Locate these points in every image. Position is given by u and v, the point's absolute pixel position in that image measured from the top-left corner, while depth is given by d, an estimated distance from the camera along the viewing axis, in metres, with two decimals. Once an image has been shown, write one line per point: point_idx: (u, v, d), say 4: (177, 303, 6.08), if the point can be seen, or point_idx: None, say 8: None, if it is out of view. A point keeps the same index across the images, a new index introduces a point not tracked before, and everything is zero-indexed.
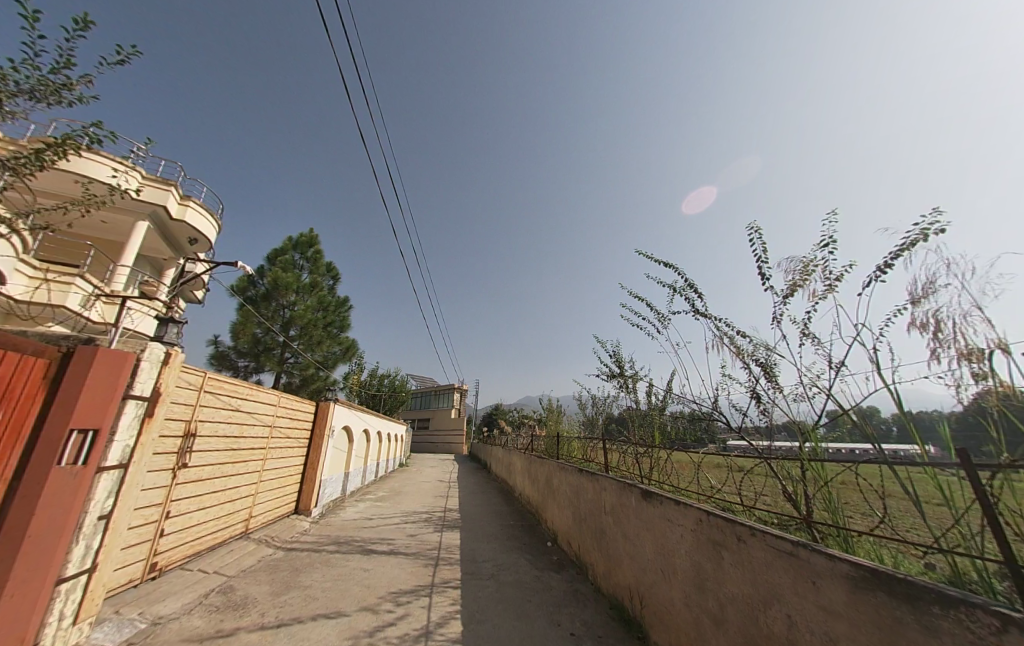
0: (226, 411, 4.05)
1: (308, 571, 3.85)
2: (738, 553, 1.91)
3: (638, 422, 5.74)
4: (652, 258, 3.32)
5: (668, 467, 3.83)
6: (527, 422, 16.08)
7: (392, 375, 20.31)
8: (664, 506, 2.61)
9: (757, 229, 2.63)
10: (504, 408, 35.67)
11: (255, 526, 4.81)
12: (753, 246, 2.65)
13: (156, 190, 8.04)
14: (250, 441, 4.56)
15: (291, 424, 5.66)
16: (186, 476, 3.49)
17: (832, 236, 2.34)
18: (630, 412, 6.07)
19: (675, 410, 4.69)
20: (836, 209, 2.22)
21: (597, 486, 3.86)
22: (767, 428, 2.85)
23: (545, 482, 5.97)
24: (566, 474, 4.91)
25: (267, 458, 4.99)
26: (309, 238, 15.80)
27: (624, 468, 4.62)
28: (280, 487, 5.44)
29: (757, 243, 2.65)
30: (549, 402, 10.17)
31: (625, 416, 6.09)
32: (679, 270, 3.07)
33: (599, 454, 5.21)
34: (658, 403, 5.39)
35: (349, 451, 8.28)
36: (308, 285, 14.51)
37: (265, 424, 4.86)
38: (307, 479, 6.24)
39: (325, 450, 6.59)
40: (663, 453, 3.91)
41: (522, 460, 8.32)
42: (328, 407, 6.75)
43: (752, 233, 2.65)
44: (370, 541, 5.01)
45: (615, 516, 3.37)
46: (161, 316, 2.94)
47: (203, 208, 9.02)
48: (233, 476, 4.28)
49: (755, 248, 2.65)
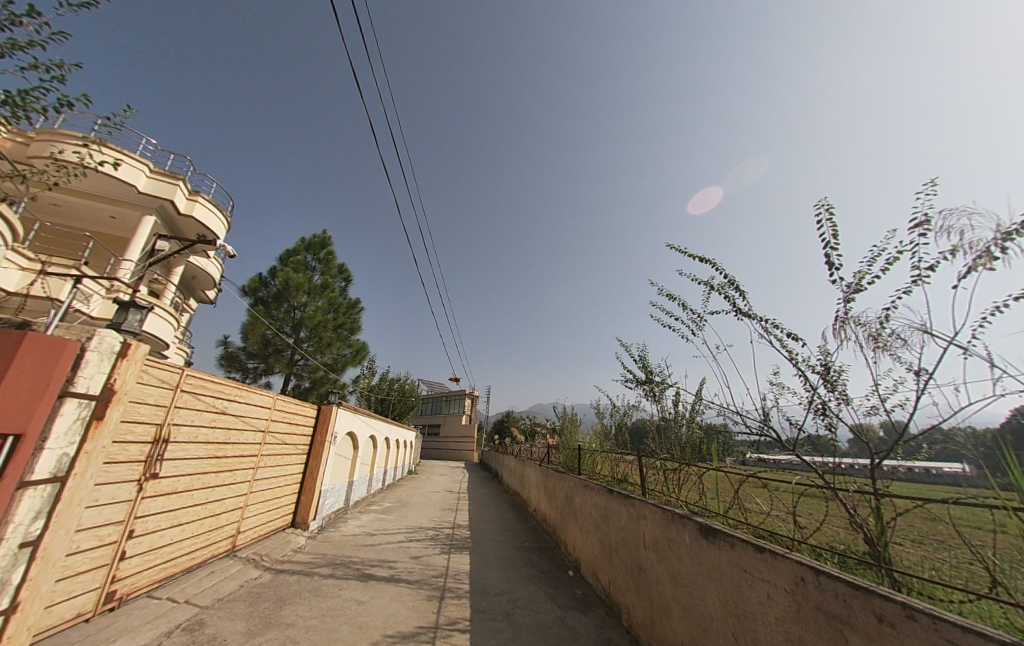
0: (210, 414, 3.60)
1: (293, 603, 3.31)
2: (880, 641, 1.30)
3: (659, 434, 5.11)
4: (687, 253, 3.29)
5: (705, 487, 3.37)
6: (541, 431, 15.38)
7: (402, 379, 19.92)
8: (736, 551, 2.00)
9: (827, 208, 2.46)
10: (515, 415, 34.92)
11: (243, 543, 4.33)
12: (820, 229, 2.51)
13: (164, 184, 7.83)
14: (239, 448, 4.10)
15: (288, 429, 5.18)
16: (155, 489, 3.02)
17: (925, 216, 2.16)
18: (650, 422, 5.45)
19: (709, 422, 4.15)
20: (934, 180, 2.08)
21: (632, 512, 3.25)
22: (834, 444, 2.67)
23: (565, 500, 5.36)
24: (591, 493, 4.33)
25: (258, 467, 4.52)
26: (322, 239, 15.58)
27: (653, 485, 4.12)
28: (274, 499, 4.96)
29: (825, 226, 2.48)
30: (563, 410, 9.54)
31: (646, 425, 5.50)
32: (720, 268, 3.04)
33: (626, 468, 4.63)
34: (686, 413, 4.79)
35: (354, 458, 7.81)
36: (319, 286, 14.25)
37: (256, 429, 4.40)
38: (306, 490, 5.76)
39: (326, 457, 6.11)
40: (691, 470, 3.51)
41: (537, 473, 7.71)
42: (330, 411, 6.25)
43: (819, 213, 2.51)
44: (369, 563, 4.46)
45: (658, 553, 2.76)
46: (120, 300, 2.49)
47: (211, 204, 8.78)
48: (216, 488, 3.80)
49: (821, 230, 2.50)
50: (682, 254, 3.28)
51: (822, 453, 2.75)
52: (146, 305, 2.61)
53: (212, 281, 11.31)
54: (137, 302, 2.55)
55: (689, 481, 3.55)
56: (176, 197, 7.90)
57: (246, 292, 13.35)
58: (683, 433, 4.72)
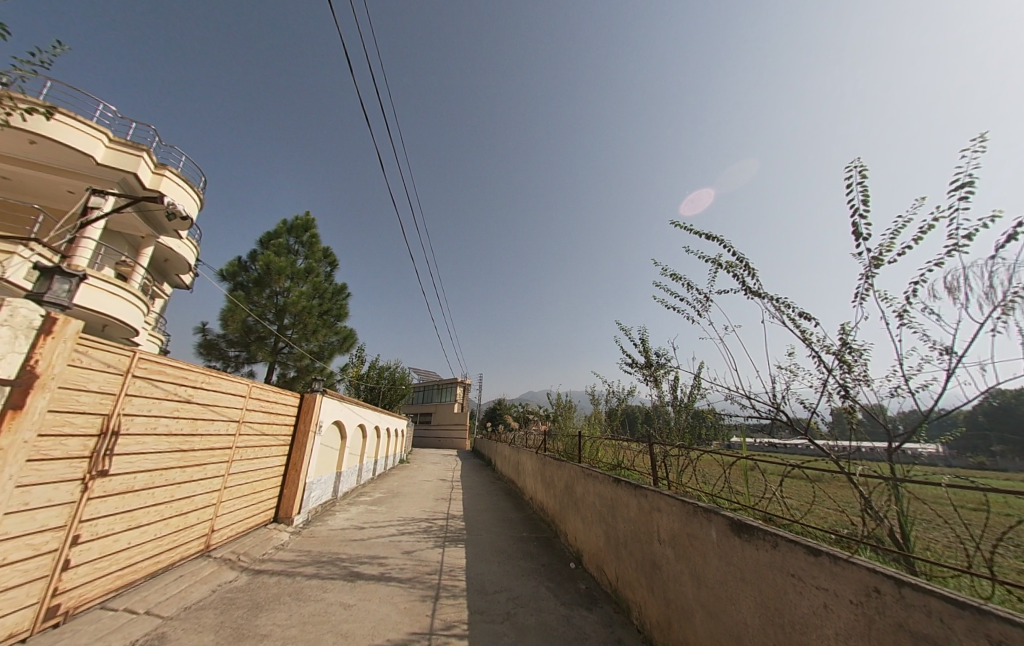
0: (171, 403, 3.19)
1: (270, 610, 2.98)
2: None
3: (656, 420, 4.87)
4: (693, 230, 3.16)
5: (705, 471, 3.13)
6: (535, 418, 15.16)
7: (392, 367, 19.48)
8: (780, 554, 1.75)
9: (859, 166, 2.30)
10: (507, 403, 34.84)
11: (217, 542, 3.98)
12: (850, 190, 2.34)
13: (126, 155, 7.20)
14: (209, 440, 3.71)
15: (267, 419, 4.80)
16: (104, 488, 2.63)
17: (971, 174, 2.01)
18: (647, 408, 5.19)
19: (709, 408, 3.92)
20: (985, 134, 1.95)
21: (643, 503, 2.99)
22: (851, 429, 2.46)
23: (563, 489, 5.15)
24: (593, 482, 4.10)
25: (233, 460, 4.14)
26: (305, 221, 14.88)
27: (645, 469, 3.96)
28: (252, 494, 4.59)
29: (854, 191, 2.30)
30: (558, 397, 9.30)
31: (642, 411, 5.27)
32: (729, 242, 2.92)
33: (630, 455, 4.38)
34: (686, 398, 4.56)
35: (342, 449, 7.47)
36: (302, 271, 13.63)
37: (229, 419, 4.00)
38: (288, 483, 5.40)
39: (310, 448, 5.74)
40: (692, 455, 3.30)
41: (532, 462, 7.49)
42: (314, 399, 5.85)
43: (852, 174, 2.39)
44: (357, 560, 4.15)
45: (676, 550, 2.50)
46: (40, 265, 2.03)
47: (180, 179, 8.14)
48: (183, 485, 3.41)
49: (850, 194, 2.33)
50: (688, 230, 3.14)
51: (837, 438, 2.51)
52: (77, 272, 2.17)
53: (187, 265, 10.65)
54: (63, 268, 2.10)
55: (692, 468, 3.30)
56: (140, 170, 7.29)
57: (224, 276, 12.68)
58: (686, 417, 4.49)
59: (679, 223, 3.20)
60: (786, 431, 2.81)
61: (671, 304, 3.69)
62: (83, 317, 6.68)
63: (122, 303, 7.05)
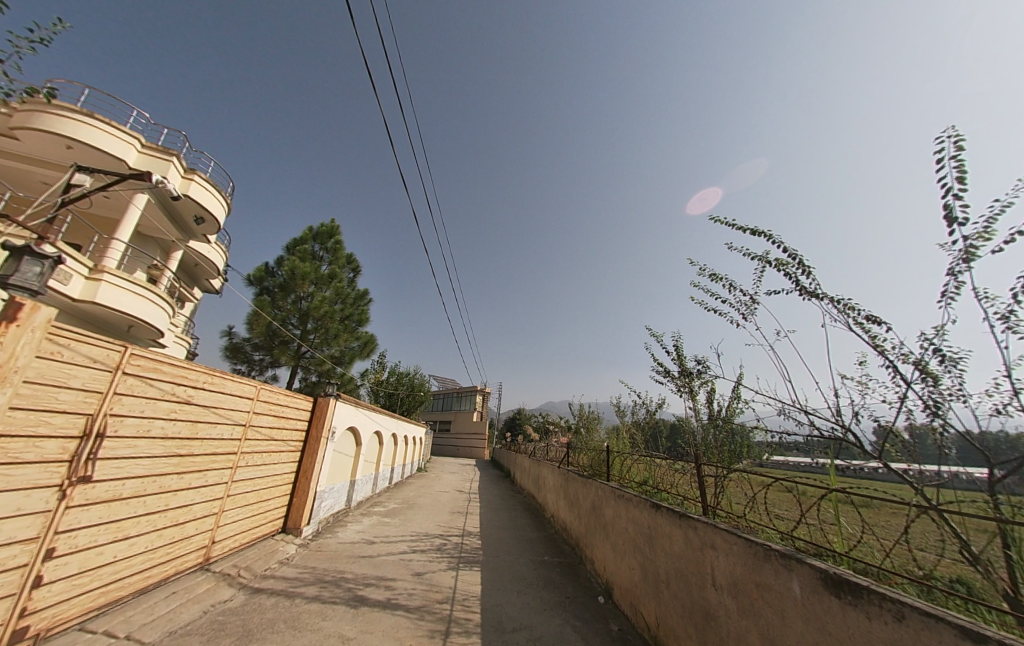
0: (167, 404, 2.97)
1: (261, 640, 2.64)
2: None
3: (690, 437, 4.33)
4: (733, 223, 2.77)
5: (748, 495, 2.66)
6: (556, 430, 14.58)
7: (411, 374, 19.40)
8: (911, 634, 1.24)
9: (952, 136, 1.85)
10: (527, 413, 34.20)
11: (218, 554, 3.73)
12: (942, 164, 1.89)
13: (157, 160, 7.43)
14: (210, 445, 3.49)
15: (276, 424, 4.58)
16: (86, 496, 2.41)
17: None
18: (680, 422, 4.67)
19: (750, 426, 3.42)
20: None
21: (692, 536, 2.50)
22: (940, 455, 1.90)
23: (589, 510, 4.67)
24: (626, 505, 3.60)
25: (237, 467, 3.90)
26: (331, 228, 15.10)
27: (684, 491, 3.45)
28: (258, 503, 4.35)
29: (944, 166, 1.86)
30: (580, 408, 8.79)
31: (675, 426, 4.75)
32: (776, 236, 2.51)
33: (665, 475, 3.88)
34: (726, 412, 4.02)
35: (357, 456, 7.23)
36: (326, 276, 13.76)
37: (233, 423, 3.78)
38: (299, 491, 5.15)
39: (322, 455, 5.49)
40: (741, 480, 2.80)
41: (555, 477, 7.02)
42: (327, 404, 5.61)
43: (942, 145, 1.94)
44: (362, 582, 3.79)
45: (740, 601, 2.01)
46: (7, 247, 1.88)
47: (208, 183, 8.32)
48: (180, 493, 3.18)
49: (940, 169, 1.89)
50: (727, 225, 2.83)
51: (915, 460, 1.98)
52: (52, 255, 2.00)
53: (215, 269, 10.89)
54: (34, 250, 1.94)
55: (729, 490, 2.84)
56: (169, 174, 7.47)
57: (251, 281, 12.96)
58: None
59: (715, 217, 2.90)
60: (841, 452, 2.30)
61: (705, 307, 3.27)
62: (110, 317, 6.74)
63: (147, 304, 7.11)
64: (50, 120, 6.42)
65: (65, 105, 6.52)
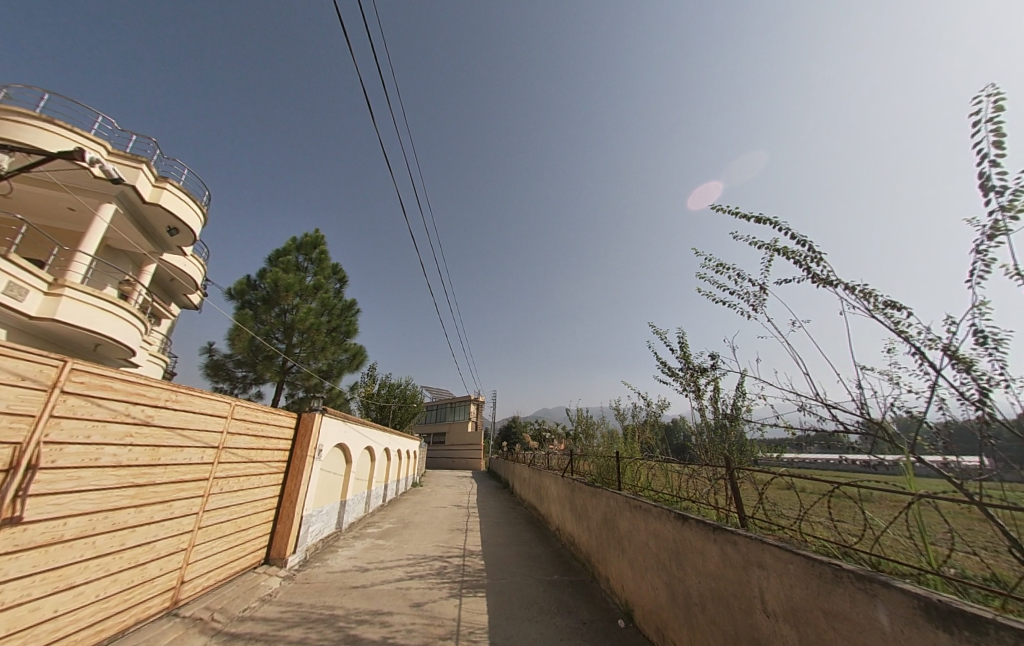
0: (122, 427, 2.57)
1: None
2: None
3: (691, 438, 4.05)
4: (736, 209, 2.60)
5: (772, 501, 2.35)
6: (554, 436, 14.19)
7: (403, 385, 18.88)
8: None
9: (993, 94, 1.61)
10: (523, 421, 33.68)
11: (188, 596, 3.27)
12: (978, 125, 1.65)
13: (125, 168, 7.01)
14: (176, 471, 3.07)
15: (254, 444, 4.16)
16: (13, 542, 2.00)
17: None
18: (682, 423, 4.40)
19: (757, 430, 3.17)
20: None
21: (731, 553, 2.19)
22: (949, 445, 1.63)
23: (600, 522, 4.34)
24: (644, 517, 3.28)
25: (209, 495, 3.47)
26: (314, 238, 14.66)
27: (703, 502, 3.15)
28: (236, 534, 3.91)
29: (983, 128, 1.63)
30: (578, 414, 8.47)
31: (677, 428, 4.48)
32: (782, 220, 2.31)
33: (682, 482, 3.58)
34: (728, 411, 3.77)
35: (347, 474, 6.78)
36: (312, 287, 13.27)
37: (203, 445, 3.36)
38: (283, 517, 4.71)
39: (308, 475, 5.05)
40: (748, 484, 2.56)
41: (558, 486, 6.64)
42: (312, 419, 5.19)
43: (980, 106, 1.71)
44: (355, 618, 3.37)
45: (802, 633, 1.70)
46: None
47: (182, 192, 7.90)
48: (140, 529, 2.76)
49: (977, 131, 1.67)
50: (730, 211, 2.68)
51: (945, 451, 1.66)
52: None
53: (193, 282, 10.39)
54: None
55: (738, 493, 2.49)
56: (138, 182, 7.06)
57: (232, 295, 12.44)
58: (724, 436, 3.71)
59: (716, 205, 2.78)
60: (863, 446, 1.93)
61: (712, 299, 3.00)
62: (74, 336, 6.24)
63: (117, 320, 6.61)
64: (5, 127, 6.00)
65: (21, 111, 6.10)
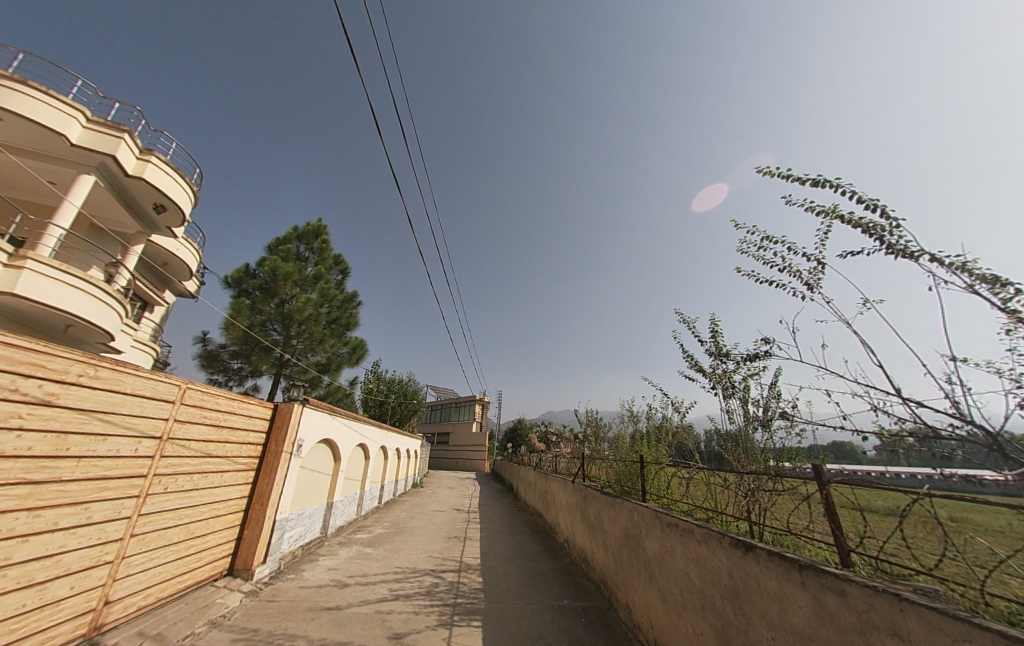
0: (4, 406, 2.00)
1: None
2: None
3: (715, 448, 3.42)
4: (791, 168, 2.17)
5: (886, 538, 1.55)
6: (562, 439, 13.44)
7: (404, 381, 18.31)
8: None
9: None
10: (528, 423, 32.89)
11: (113, 620, 2.66)
12: None
13: (105, 136, 6.55)
14: (96, 466, 2.48)
15: (214, 435, 3.55)
16: None
17: None
18: (705, 430, 3.75)
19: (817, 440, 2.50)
20: None
21: (834, 606, 1.49)
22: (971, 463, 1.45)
23: (621, 538, 3.64)
24: (685, 539, 2.58)
25: (147, 496, 2.87)
26: (316, 227, 14.17)
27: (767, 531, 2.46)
28: (187, 541, 3.30)
29: None
30: (588, 414, 7.76)
31: (700, 434, 3.82)
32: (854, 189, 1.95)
33: (731, 500, 2.91)
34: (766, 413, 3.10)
35: (335, 474, 6.16)
36: (311, 277, 12.76)
37: (138, 434, 2.76)
38: (252, 522, 4.09)
39: (284, 474, 4.43)
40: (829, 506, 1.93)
41: (567, 494, 5.96)
42: (290, 410, 4.56)
43: None
44: None
45: None
46: None
47: (169, 166, 7.43)
48: (36, 539, 2.16)
49: None
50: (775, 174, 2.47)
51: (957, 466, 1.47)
52: None
53: (185, 267, 9.95)
54: None
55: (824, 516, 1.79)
56: (119, 152, 6.60)
57: (229, 283, 11.99)
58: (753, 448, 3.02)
59: (762, 168, 2.74)
60: (953, 456, 1.48)
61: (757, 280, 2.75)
62: (43, 314, 5.76)
63: (91, 301, 6.12)
64: None
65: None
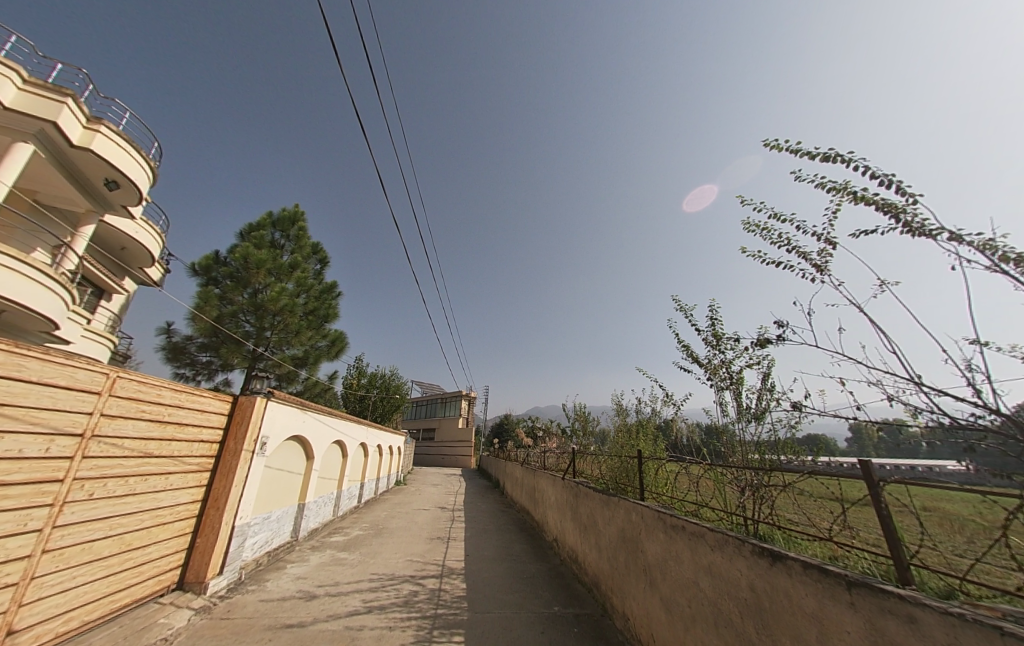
0: None
1: None
2: None
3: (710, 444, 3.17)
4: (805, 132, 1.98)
5: (966, 551, 1.25)
6: (549, 434, 13.18)
7: (387, 375, 17.75)
8: None
9: None
10: (515, 418, 32.65)
11: None
12: None
13: (45, 100, 5.87)
14: None
15: (155, 433, 3.09)
16: None
17: None
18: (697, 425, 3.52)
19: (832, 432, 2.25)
20: None
21: (898, 636, 1.21)
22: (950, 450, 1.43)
23: (617, 539, 3.36)
24: (693, 543, 2.29)
25: (66, 504, 2.41)
26: (293, 214, 13.48)
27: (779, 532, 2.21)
28: (121, 554, 2.84)
29: None
30: (577, 408, 7.48)
31: (693, 427, 3.56)
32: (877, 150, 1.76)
33: (737, 499, 2.65)
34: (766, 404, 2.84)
35: (307, 473, 5.71)
36: (286, 266, 12.08)
37: (49, 433, 2.30)
38: (205, 529, 3.63)
39: (245, 475, 3.98)
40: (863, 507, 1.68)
41: (556, 491, 5.67)
42: (251, 405, 4.10)
43: None
44: None
45: None
46: None
47: (121, 137, 6.75)
48: None
49: None
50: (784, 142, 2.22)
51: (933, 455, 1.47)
52: None
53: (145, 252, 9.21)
54: None
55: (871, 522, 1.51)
56: (61, 119, 5.92)
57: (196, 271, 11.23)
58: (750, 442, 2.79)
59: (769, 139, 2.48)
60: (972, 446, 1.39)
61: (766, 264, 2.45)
62: None
63: (32, 287, 5.48)
64: None
65: None
